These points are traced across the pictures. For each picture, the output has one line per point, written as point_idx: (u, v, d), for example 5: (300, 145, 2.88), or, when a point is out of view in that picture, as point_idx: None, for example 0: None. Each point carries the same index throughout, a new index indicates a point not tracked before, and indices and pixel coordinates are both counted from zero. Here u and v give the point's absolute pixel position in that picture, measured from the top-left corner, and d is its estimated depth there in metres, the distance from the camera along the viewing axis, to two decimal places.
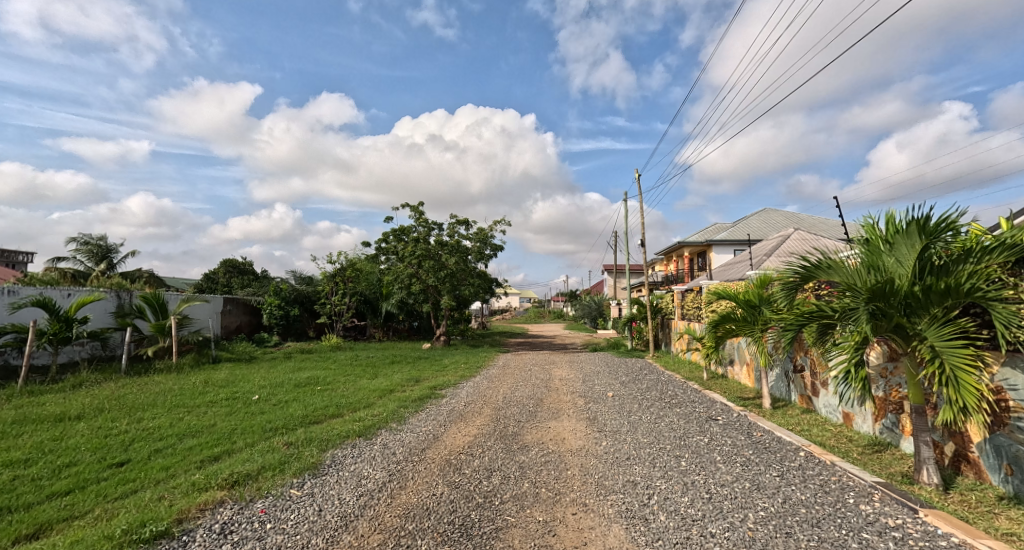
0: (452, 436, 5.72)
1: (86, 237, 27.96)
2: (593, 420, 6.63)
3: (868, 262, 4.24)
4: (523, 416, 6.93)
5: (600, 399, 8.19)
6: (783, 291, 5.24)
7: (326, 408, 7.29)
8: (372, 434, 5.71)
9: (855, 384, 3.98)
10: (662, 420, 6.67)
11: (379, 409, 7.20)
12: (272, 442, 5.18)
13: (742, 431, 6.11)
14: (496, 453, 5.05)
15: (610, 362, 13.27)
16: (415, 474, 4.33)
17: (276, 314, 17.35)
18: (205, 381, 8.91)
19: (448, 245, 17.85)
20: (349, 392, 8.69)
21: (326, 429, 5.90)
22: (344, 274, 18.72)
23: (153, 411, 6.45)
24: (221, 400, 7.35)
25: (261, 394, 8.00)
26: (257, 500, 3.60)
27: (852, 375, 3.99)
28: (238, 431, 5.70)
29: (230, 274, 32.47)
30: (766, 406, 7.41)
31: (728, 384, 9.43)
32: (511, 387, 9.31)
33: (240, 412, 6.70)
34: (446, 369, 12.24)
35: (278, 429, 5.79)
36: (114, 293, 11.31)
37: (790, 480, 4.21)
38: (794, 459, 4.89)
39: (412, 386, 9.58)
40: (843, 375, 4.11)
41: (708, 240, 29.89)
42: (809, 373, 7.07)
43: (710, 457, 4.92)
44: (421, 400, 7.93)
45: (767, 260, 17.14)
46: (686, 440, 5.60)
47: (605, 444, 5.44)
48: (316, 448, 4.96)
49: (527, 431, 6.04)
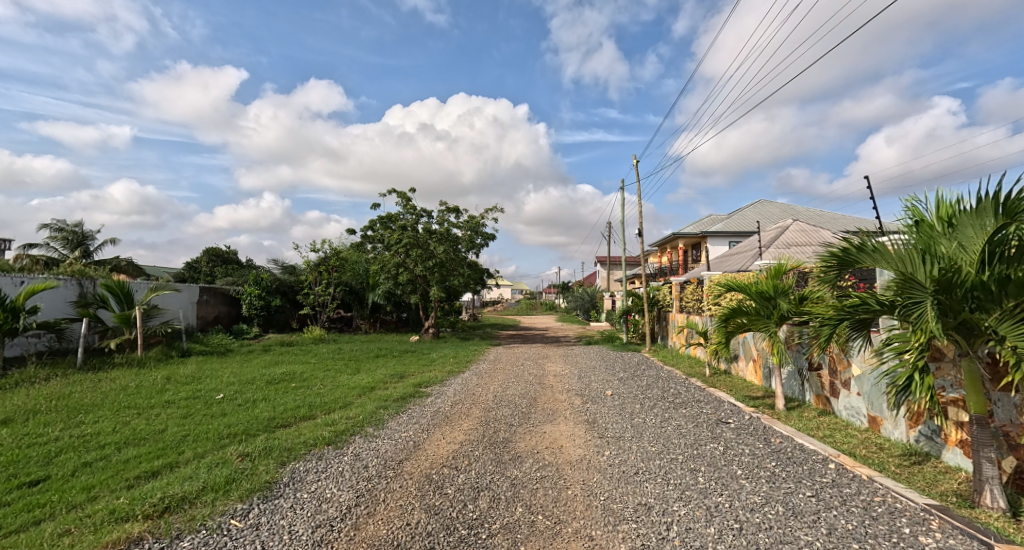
0: (435, 445, 5.04)
1: (59, 224, 26.79)
2: (592, 424, 5.98)
3: (923, 247, 3.63)
4: (515, 418, 6.29)
5: (599, 398, 7.54)
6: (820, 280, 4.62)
7: (297, 409, 6.59)
8: (343, 441, 5.00)
9: (921, 393, 3.38)
10: (669, 424, 6.06)
11: (356, 411, 6.51)
12: (225, 453, 4.47)
13: (759, 437, 5.49)
14: (485, 466, 4.38)
15: (606, 356, 12.66)
16: (388, 496, 3.67)
17: (256, 305, 16.54)
18: (167, 378, 8.16)
19: (437, 233, 17.11)
20: (325, 390, 8.01)
21: (292, 436, 5.19)
22: (328, 264, 17.92)
23: (97, 414, 5.70)
24: (179, 400, 6.61)
25: (227, 392, 7.28)
26: (184, 537, 2.91)
27: (917, 382, 3.40)
28: (190, 438, 4.99)
29: (214, 264, 31.57)
30: (780, 407, 6.81)
31: (734, 382, 8.86)
32: (502, 384, 8.67)
33: (199, 414, 5.98)
34: (434, 364, 11.57)
35: (236, 436, 5.08)
36: (74, 281, 10.46)
37: (829, 503, 3.60)
38: (825, 473, 4.29)
39: (396, 383, 8.91)
40: (904, 384, 3.49)
41: (704, 231, 29.38)
42: (827, 372, 6.47)
43: (730, 472, 4.28)
44: (404, 399, 7.27)
45: (768, 252, 16.59)
46: (699, 450, 4.97)
47: (610, 454, 4.81)
48: (273, 461, 4.25)
49: (520, 438, 5.37)
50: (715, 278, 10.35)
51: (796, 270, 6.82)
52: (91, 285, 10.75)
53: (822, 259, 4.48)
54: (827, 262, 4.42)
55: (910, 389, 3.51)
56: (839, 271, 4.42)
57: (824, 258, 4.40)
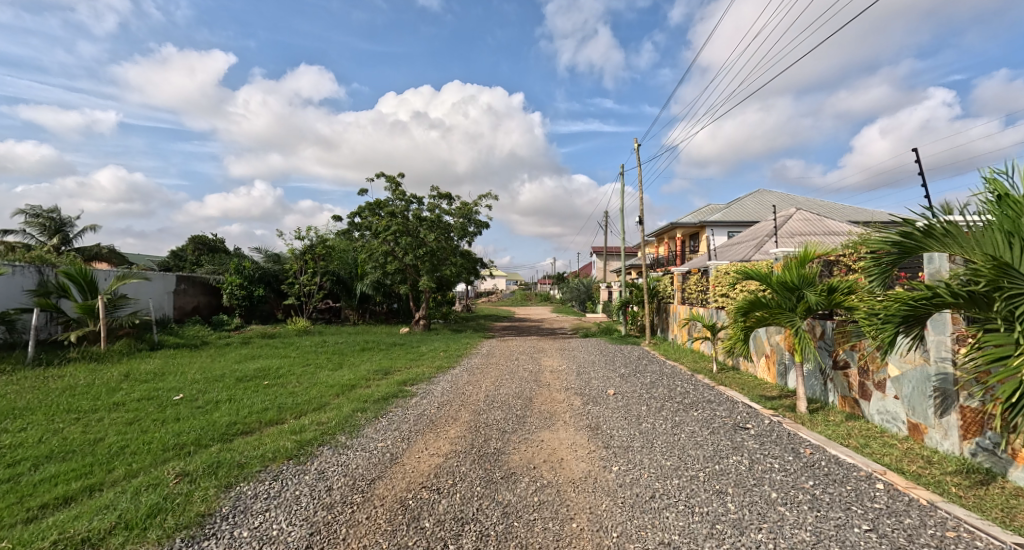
0: (415, 459, 4.35)
1: (35, 209, 25.75)
2: (597, 432, 5.27)
3: (1009, 226, 2.99)
4: (510, 422, 5.64)
5: (602, 399, 6.87)
6: (871, 272, 3.99)
7: (264, 411, 5.88)
8: (308, 455, 4.28)
9: None
10: (683, 430, 5.40)
11: (330, 414, 5.79)
12: (162, 471, 3.72)
13: (785, 447, 4.83)
14: (471, 489, 3.70)
15: (605, 350, 12.00)
16: (351, 533, 2.96)
17: (237, 294, 15.73)
18: (125, 374, 7.40)
19: (427, 221, 16.32)
20: (301, 388, 7.30)
21: (250, 447, 4.47)
22: (314, 252, 17.10)
23: (27, 420, 4.94)
24: (130, 402, 5.84)
25: (188, 392, 6.54)
26: None
27: None
28: (127, 450, 4.25)
29: (199, 252, 30.59)
30: (802, 410, 6.14)
31: (745, 379, 8.23)
32: (495, 382, 8.01)
33: (148, 419, 5.23)
34: (422, 358, 10.85)
35: (183, 449, 4.34)
36: (31, 268, 9.74)
37: (893, 543, 2.96)
38: (875, 495, 3.64)
39: (380, 380, 8.20)
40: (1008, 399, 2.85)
41: (702, 222, 28.78)
42: (856, 372, 5.83)
43: (763, 495, 3.61)
44: (385, 400, 6.58)
45: (771, 243, 15.99)
46: (721, 465, 4.29)
47: (619, 470, 4.12)
48: (216, 482, 3.53)
49: (515, 449, 4.67)
50: (724, 268, 9.65)
51: (822, 258, 6.13)
52: (51, 273, 10.05)
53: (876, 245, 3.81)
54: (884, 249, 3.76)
55: (1016, 405, 2.86)
56: (896, 259, 3.78)
57: (879, 243, 3.74)
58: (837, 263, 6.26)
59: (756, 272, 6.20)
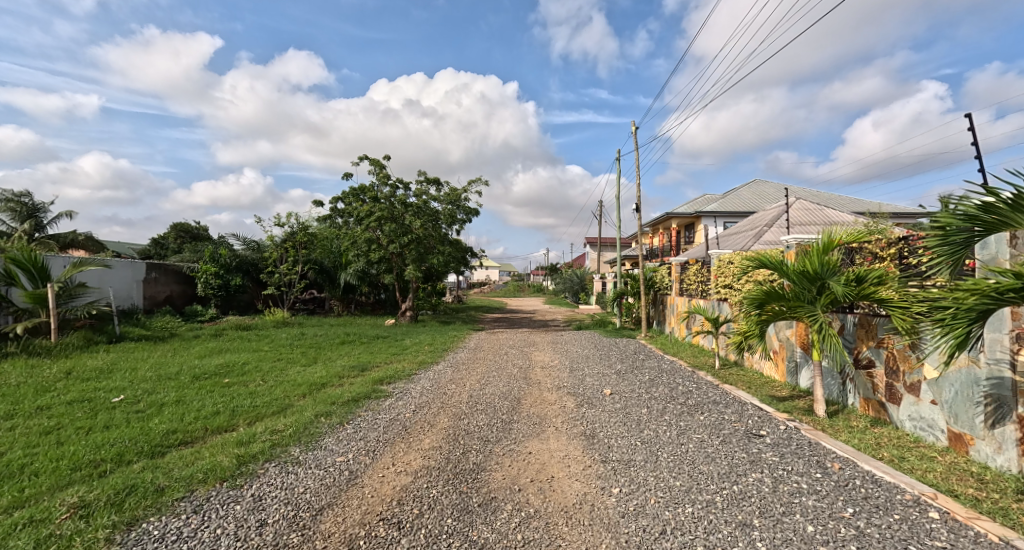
0: (378, 479, 3.65)
1: (6, 193, 24.51)
2: (592, 441, 4.60)
3: None
4: (494, 428, 4.96)
5: (597, 400, 6.19)
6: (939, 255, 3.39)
7: (215, 416, 5.15)
8: (247, 475, 3.54)
9: None
10: (690, 438, 4.75)
11: (288, 420, 5.07)
12: (54, 502, 2.99)
13: (809, 461, 4.16)
14: (441, 522, 3.03)
15: (599, 344, 11.34)
16: None
17: (212, 284, 14.86)
18: (67, 372, 6.62)
19: (413, 207, 15.56)
20: (264, 387, 6.58)
21: (181, 464, 3.74)
22: (295, 239, 16.26)
23: None
24: (58, 406, 5.08)
25: (131, 392, 5.79)
26: None
27: None
28: (26, 471, 3.48)
29: (181, 239, 29.52)
30: (820, 414, 5.50)
31: (750, 377, 7.61)
32: (481, 380, 7.32)
33: (70, 427, 4.47)
34: (404, 353, 10.13)
35: (97, 468, 3.59)
36: None
37: None
38: (934, 531, 2.99)
39: (355, 377, 7.49)
40: None
41: (698, 211, 28.17)
42: (882, 372, 5.20)
43: (798, 530, 2.99)
44: (354, 402, 5.87)
45: (772, 233, 15.36)
46: (741, 486, 3.62)
47: (620, 495, 3.47)
48: (116, 519, 2.81)
49: (497, 464, 3.99)
50: (727, 257, 9.00)
51: (845, 245, 5.49)
52: None
53: (947, 217, 3.21)
54: (959, 222, 3.14)
55: None
56: (971, 240, 3.20)
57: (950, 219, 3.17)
58: (860, 251, 5.59)
59: (771, 261, 5.52)
